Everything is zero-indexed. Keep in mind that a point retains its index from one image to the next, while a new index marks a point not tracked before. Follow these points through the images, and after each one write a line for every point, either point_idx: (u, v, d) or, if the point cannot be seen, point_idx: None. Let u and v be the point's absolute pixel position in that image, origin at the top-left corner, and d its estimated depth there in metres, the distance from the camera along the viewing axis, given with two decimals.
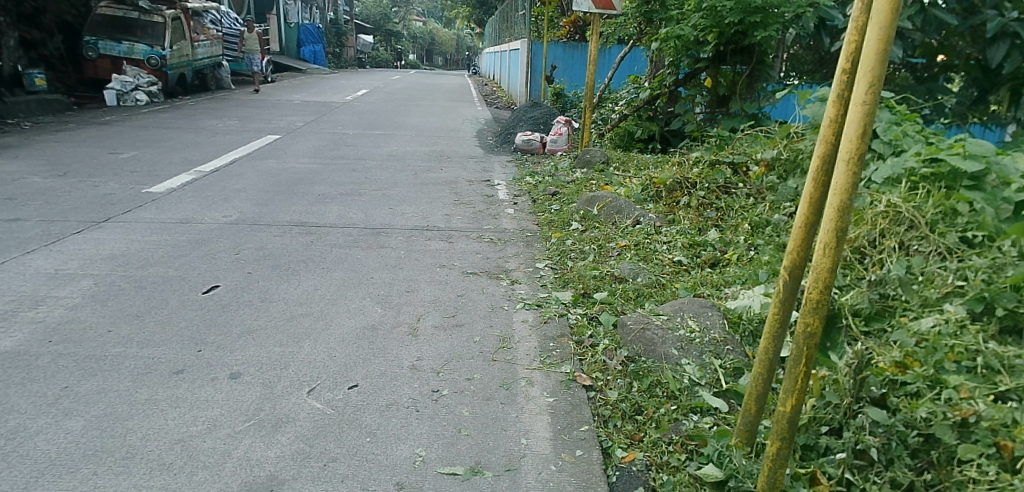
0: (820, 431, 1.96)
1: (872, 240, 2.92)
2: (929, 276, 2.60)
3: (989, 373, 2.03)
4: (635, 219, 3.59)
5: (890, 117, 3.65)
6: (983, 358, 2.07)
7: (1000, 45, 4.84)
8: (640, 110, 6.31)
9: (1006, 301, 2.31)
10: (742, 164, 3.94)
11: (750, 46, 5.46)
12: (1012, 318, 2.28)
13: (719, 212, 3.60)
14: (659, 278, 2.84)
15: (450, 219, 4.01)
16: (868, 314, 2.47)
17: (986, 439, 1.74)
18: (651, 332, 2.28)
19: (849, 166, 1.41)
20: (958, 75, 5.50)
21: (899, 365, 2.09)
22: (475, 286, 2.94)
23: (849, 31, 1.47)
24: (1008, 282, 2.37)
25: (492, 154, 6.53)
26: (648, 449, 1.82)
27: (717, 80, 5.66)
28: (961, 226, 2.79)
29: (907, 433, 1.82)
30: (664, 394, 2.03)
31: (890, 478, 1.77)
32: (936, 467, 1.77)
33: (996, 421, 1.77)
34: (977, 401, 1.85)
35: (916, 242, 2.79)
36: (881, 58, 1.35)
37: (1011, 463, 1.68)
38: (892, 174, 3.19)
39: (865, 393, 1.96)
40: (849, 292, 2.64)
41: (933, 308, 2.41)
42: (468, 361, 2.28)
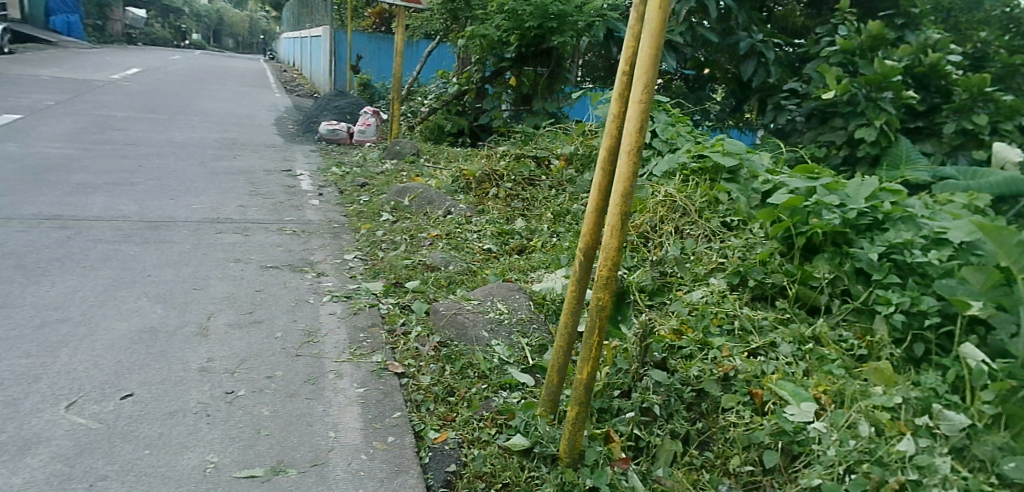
0: (612, 395, 2.13)
1: (653, 226, 3.26)
2: (698, 256, 2.99)
3: (743, 334, 2.45)
4: (446, 209, 3.64)
5: (666, 119, 4.12)
6: (739, 321, 2.49)
7: (751, 61, 5.81)
8: (450, 105, 6.33)
9: (756, 273, 2.77)
10: (544, 157, 4.15)
11: (549, 50, 5.80)
12: (760, 288, 2.77)
13: (525, 203, 3.78)
14: (470, 266, 2.90)
15: (246, 211, 3.71)
16: (651, 289, 2.76)
17: (742, 389, 2.13)
18: (463, 315, 2.32)
19: (630, 155, 1.57)
20: (720, 86, 6.45)
21: (676, 332, 2.40)
22: (277, 281, 2.76)
23: (628, 39, 1.68)
24: (757, 258, 2.84)
25: (293, 143, 6.17)
26: (460, 428, 1.85)
27: (522, 80, 5.92)
28: (722, 212, 3.23)
29: (683, 389, 2.11)
30: (475, 375, 2.07)
31: (669, 430, 2.00)
32: (705, 417, 2.07)
33: (749, 373, 2.18)
34: (735, 358, 2.25)
35: (688, 226, 3.18)
36: (653, 60, 1.52)
37: (760, 407, 2.09)
38: (668, 168, 3.60)
39: (649, 358, 2.20)
40: (636, 271, 2.93)
41: (701, 283, 2.79)
42: (267, 358, 2.13)
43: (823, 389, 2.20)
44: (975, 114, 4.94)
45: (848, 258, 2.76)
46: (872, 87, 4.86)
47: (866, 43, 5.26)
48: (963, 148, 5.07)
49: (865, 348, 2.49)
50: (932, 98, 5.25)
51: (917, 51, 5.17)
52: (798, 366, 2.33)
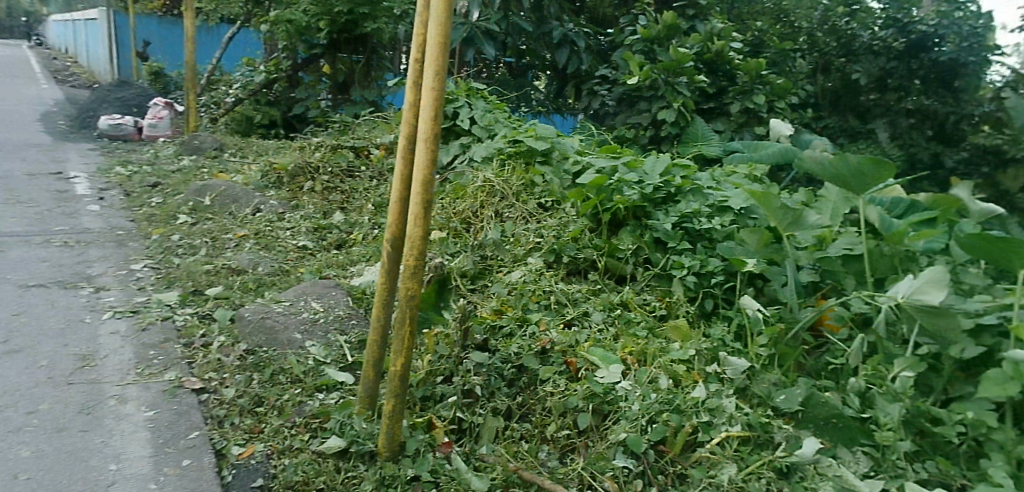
0: (435, 382, 2.12)
1: (474, 211, 3.23)
2: (517, 237, 3.02)
3: (559, 307, 2.60)
4: (255, 207, 3.42)
5: (483, 106, 4.02)
6: (554, 296, 2.63)
7: (564, 49, 6.13)
8: (258, 94, 5.92)
9: (569, 250, 2.93)
10: (363, 147, 4.02)
11: (363, 37, 5.66)
12: (573, 262, 2.93)
13: (345, 195, 3.64)
14: (282, 266, 2.75)
15: (2, 223, 3.18)
16: (472, 273, 2.76)
17: (559, 359, 2.28)
18: (272, 320, 2.20)
19: (428, 143, 1.58)
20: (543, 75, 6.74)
21: (496, 312, 2.46)
22: (43, 301, 2.40)
23: (418, 26, 1.67)
24: (570, 235, 2.98)
25: (68, 141, 5.39)
26: (268, 439, 1.74)
27: (336, 67, 5.67)
28: (538, 194, 3.29)
29: (503, 367, 2.19)
30: (287, 380, 1.97)
31: (492, 408, 2.06)
32: (524, 391, 2.17)
33: (564, 344, 2.34)
34: (551, 331, 2.39)
35: (507, 210, 3.20)
36: (442, 48, 1.54)
37: (575, 374, 2.25)
38: (486, 154, 3.57)
39: (469, 342, 2.25)
40: (456, 256, 2.89)
41: (520, 263, 2.85)
42: (29, 392, 1.85)
43: (629, 351, 2.42)
44: (754, 96, 5.66)
45: (647, 229, 3.04)
46: (669, 72, 5.48)
47: (662, 33, 5.79)
48: (746, 125, 5.78)
49: (664, 308, 2.76)
50: (720, 81, 5.87)
51: (705, 40, 5.78)
52: (608, 332, 2.53)
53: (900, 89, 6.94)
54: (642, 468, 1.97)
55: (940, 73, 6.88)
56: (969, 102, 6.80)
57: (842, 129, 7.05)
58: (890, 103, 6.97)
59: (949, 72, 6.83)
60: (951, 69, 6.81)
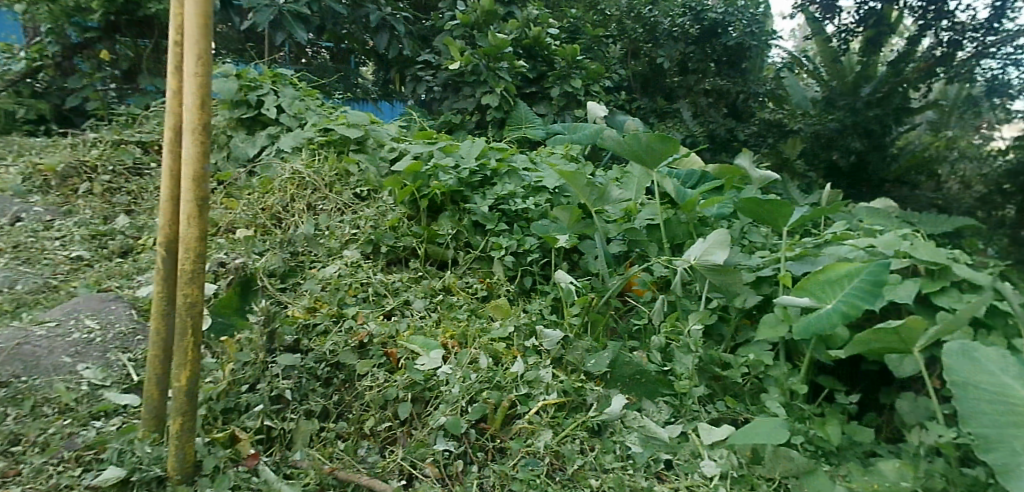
0: (240, 391, 1.99)
1: (284, 206, 3.02)
2: (331, 230, 2.89)
3: (378, 298, 2.55)
4: (15, 215, 3.00)
5: (293, 93, 3.70)
6: (373, 287, 2.57)
7: (383, 34, 5.95)
8: (18, 86, 5.02)
9: (387, 239, 2.88)
10: (152, 142, 3.63)
11: (147, 19, 5.17)
12: (392, 252, 2.90)
13: (132, 196, 3.30)
14: (48, 281, 2.43)
15: None
16: (282, 272, 2.58)
17: (378, 352, 2.23)
18: (30, 346, 1.92)
19: (195, 134, 1.45)
20: (368, 62, 6.57)
21: (310, 310, 2.34)
22: None
23: (176, 6, 1.53)
24: (388, 224, 2.92)
25: None
26: (29, 481, 1.56)
27: (116, 51, 5.15)
28: (353, 184, 3.16)
29: (316, 367, 2.12)
30: (54, 411, 1.76)
31: (305, 410, 2.01)
32: (341, 390, 2.12)
33: (385, 334, 2.29)
34: (369, 323, 2.33)
35: (320, 202, 3.04)
36: (203, 32, 1.44)
37: (395, 365, 2.22)
38: (295, 144, 3.32)
39: (277, 344, 2.14)
40: (261, 252, 2.67)
41: (336, 257, 2.75)
42: None
43: (450, 335, 2.44)
44: (571, 80, 5.93)
45: (465, 213, 3.07)
46: (490, 58, 5.55)
47: (480, 18, 5.86)
48: (567, 108, 6.04)
49: (486, 289, 2.82)
50: (539, 66, 6.07)
51: (523, 25, 5.95)
52: (429, 318, 2.53)
53: (699, 71, 7.77)
54: (463, 448, 2.02)
55: (731, 56, 7.81)
56: (754, 82, 7.82)
57: (652, 109, 7.66)
58: (690, 83, 7.78)
59: (738, 56, 7.80)
60: (737, 53, 7.78)
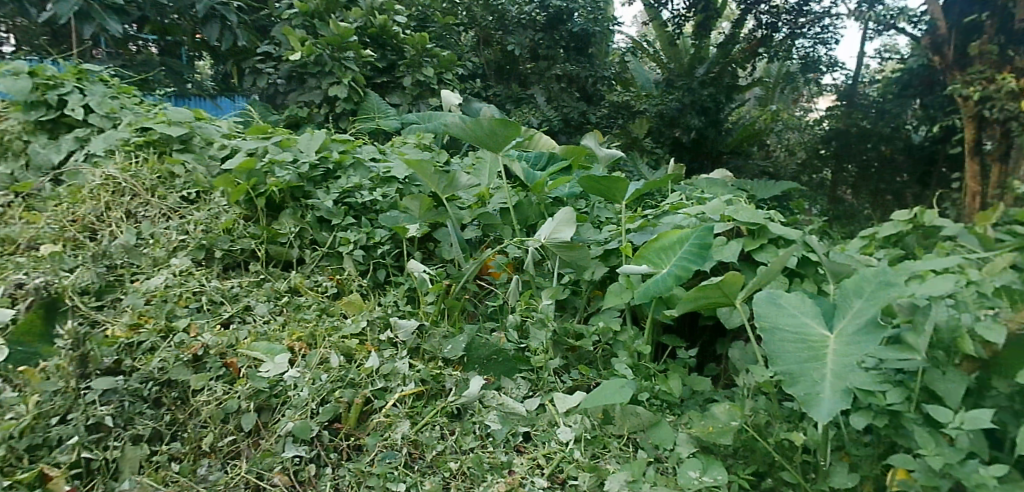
0: (48, 424, 1.87)
1: (98, 216, 2.73)
2: (156, 238, 2.66)
3: (213, 307, 2.41)
4: None
5: (102, 90, 3.34)
6: (206, 296, 2.42)
7: (214, 24, 5.45)
8: None
9: (222, 243, 2.71)
10: None
11: None
12: (229, 256, 2.75)
13: None
14: None
15: None
16: (97, 289, 2.35)
17: (217, 364, 2.13)
18: None
19: None
20: (201, 55, 6.07)
21: (133, 327, 2.16)
22: None
23: None
24: (222, 226, 2.75)
25: None
26: None
27: None
28: (179, 187, 2.92)
29: (142, 388, 2.01)
30: None
31: (132, 435, 1.93)
32: (175, 409, 2.03)
33: (222, 345, 2.19)
34: (204, 335, 2.20)
35: (142, 209, 2.79)
36: None
37: (236, 376, 2.13)
38: (107, 147, 3.00)
39: (92, 369, 2.01)
40: (69, 267, 2.39)
41: (163, 267, 2.53)
42: None
43: (297, 337, 2.35)
44: (422, 69, 5.86)
45: (309, 209, 2.95)
46: (334, 47, 5.35)
47: (321, 6, 5.60)
48: (421, 98, 5.97)
49: (336, 286, 2.75)
50: (389, 56, 5.92)
51: (367, 14, 5.75)
52: (274, 322, 2.43)
53: (550, 58, 7.85)
54: (316, 452, 2.02)
55: (578, 42, 7.91)
56: (601, 67, 8.09)
57: (507, 96, 7.69)
58: (542, 69, 7.85)
59: (584, 42, 7.92)
60: (582, 40, 7.91)
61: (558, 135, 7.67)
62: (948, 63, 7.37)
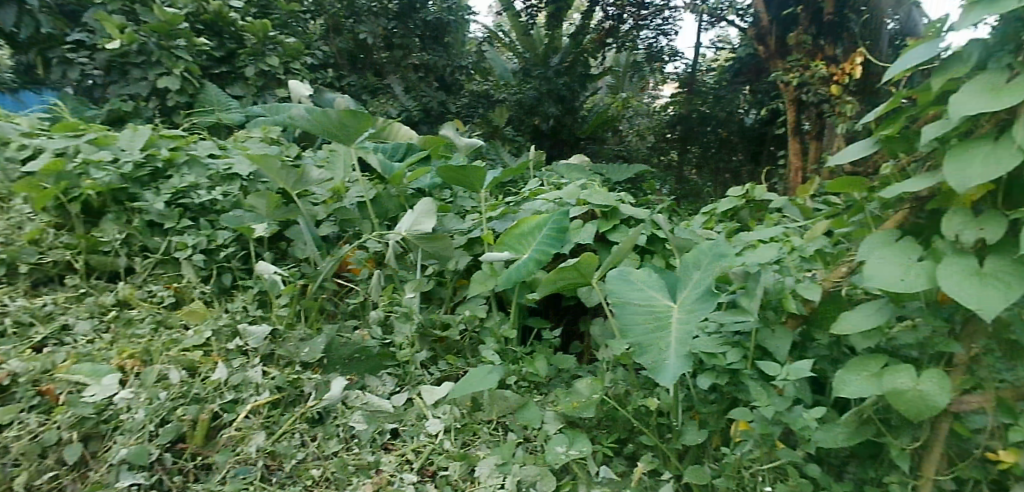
0: None
1: None
2: None
3: (22, 330, 2.19)
4: None
5: None
6: (11, 318, 2.19)
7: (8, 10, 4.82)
8: None
9: (27, 256, 2.42)
10: None
11: None
12: (40, 271, 2.47)
13: None
14: None
15: None
16: None
17: (28, 392, 1.96)
18: None
19: None
20: None
21: None
22: None
23: None
24: (26, 238, 2.45)
25: None
26: None
27: None
28: None
29: None
30: None
31: None
32: None
33: (35, 371, 2.00)
34: (11, 360, 2.01)
35: None
36: None
37: (54, 403, 1.98)
38: None
39: None
40: None
41: None
42: None
43: (128, 354, 2.17)
44: (266, 58, 5.54)
45: (136, 213, 2.67)
46: (161, 35, 4.86)
47: None
48: (267, 88, 5.64)
49: (174, 295, 2.53)
50: (227, 44, 5.50)
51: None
52: (100, 340, 2.22)
53: (404, 46, 7.72)
54: (157, 477, 1.93)
55: (432, 31, 7.88)
56: (457, 56, 8.16)
57: (363, 85, 7.45)
58: (398, 58, 7.72)
59: (438, 30, 7.90)
60: (439, 28, 7.92)
61: (419, 125, 7.61)
62: (771, 52, 8.05)
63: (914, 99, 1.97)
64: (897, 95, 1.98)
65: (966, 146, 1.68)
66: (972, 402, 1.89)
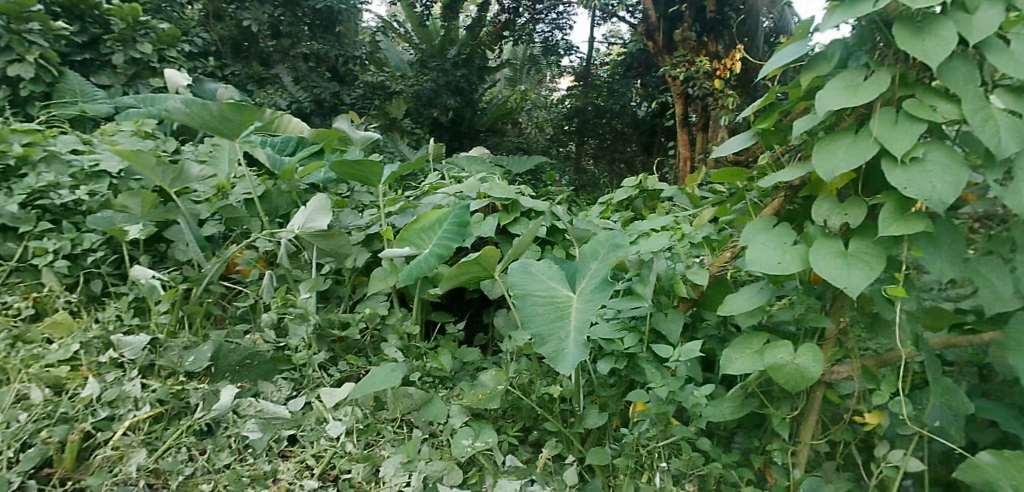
0: None
1: None
2: None
3: None
4: None
5: None
6: None
7: None
8: None
9: None
10: None
11: None
12: None
13: None
14: None
15: None
16: None
17: None
18: None
19: None
20: None
21: None
22: None
23: None
24: None
25: None
26: None
27: None
28: None
29: None
30: None
31: None
32: None
33: None
34: None
35: None
36: None
37: None
38: None
39: None
40: None
41: None
42: None
43: None
44: (138, 45, 5.14)
45: None
46: (10, 18, 4.35)
47: None
48: (139, 77, 5.23)
49: (34, 306, 2.31)
50: (90, 28, 5.04)
51: None
52: None
53: (292, 35, 7.42)
54: None
55: (323, 20, 7.62)
56: (350, 46, 7.90)
57: (248, 75, 7.08)
58: (285, 48, 7.39)
59: (330, 19, 7.65)
60: (329, 17, 7.65)
61: (311, 117, 7.34)
62: (659, 48, 8.45)
63: (787, 94, 2.12)
64: (772, 91, 2.12)
65: (831, 138, 1.82)
66: (841, 372, 2.07)
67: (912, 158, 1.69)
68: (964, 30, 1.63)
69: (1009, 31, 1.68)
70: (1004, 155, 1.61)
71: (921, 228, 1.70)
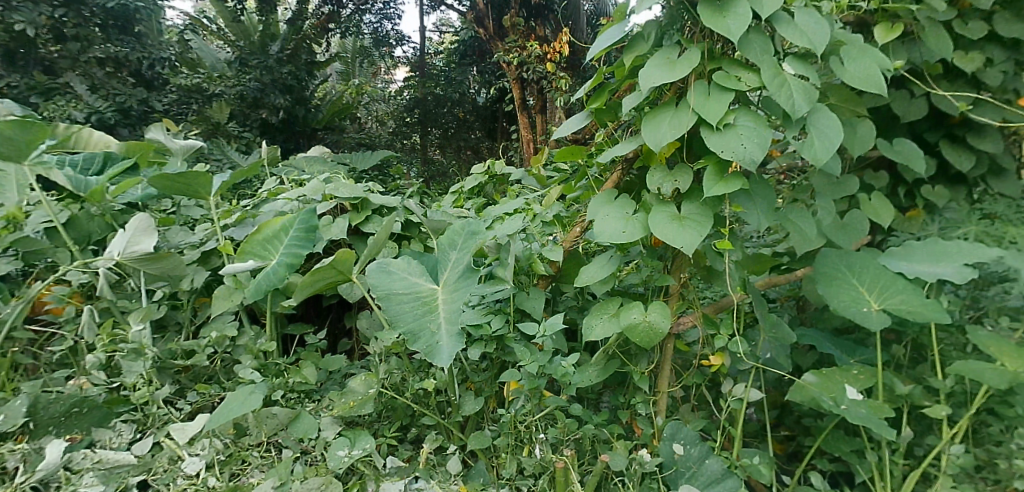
0: None
1: None
2: None
3: None
4: None
5: None
6: None
7: None
8: None
9: None
10: None
11: None
12: None
13: None
14: None
15: None
16: None
17: None
18: None
19: None
20: None
21: None
22: None
23: None
24: None
25: None
26: None
27: None
28: None
29: None
30: None
31: None
32: None
33: None
34: None
35: None
36: None
37: None
38: None
39: None
40: None
41: None
42: None
43: None
44: None
45: None
46: None
47: None
48: None
49: None
50: None
51: None
52: None
53: (81, 38, 6.55)
54: None
55: (116, 19, 6.82)
56: (154, 47, 7.20)
57: (30, 86, 6.20)
58: (74, 52, 6.52)
59: (125, 18, 6.87)
60: (125, 16, 6.86)
61: (117, 128, 6.60)
62: (490, 34, 8.55)
63: (614, 74, 2.24)
64: (600, 71, 2.22)
65: (656, 112, 1.96)
66: (686, 322, 2.25)
67: (726, 124, 1.88)
68: (757, 6, 1.82)
69: (791, 6, 1.90)
70: (799, 116, 1.82)
71: (739, 186, 1.89)
